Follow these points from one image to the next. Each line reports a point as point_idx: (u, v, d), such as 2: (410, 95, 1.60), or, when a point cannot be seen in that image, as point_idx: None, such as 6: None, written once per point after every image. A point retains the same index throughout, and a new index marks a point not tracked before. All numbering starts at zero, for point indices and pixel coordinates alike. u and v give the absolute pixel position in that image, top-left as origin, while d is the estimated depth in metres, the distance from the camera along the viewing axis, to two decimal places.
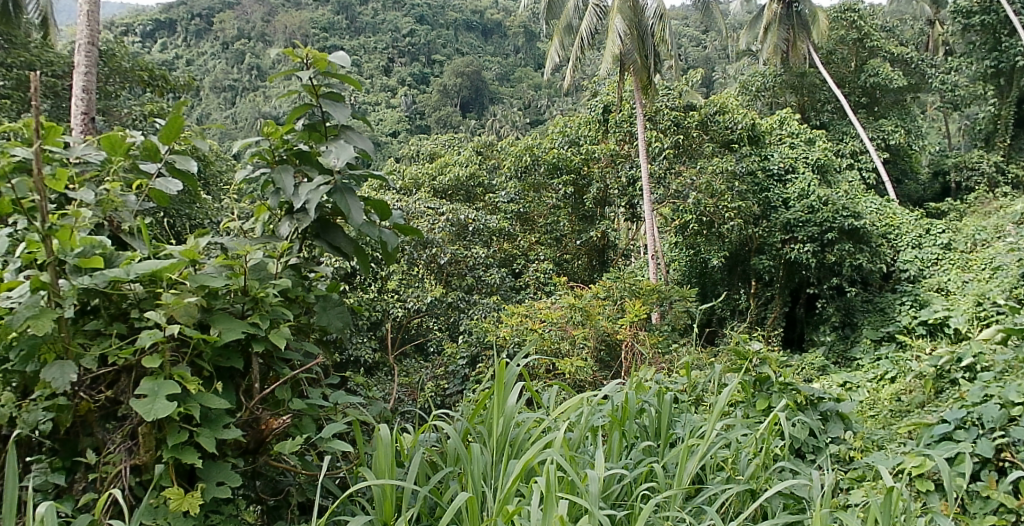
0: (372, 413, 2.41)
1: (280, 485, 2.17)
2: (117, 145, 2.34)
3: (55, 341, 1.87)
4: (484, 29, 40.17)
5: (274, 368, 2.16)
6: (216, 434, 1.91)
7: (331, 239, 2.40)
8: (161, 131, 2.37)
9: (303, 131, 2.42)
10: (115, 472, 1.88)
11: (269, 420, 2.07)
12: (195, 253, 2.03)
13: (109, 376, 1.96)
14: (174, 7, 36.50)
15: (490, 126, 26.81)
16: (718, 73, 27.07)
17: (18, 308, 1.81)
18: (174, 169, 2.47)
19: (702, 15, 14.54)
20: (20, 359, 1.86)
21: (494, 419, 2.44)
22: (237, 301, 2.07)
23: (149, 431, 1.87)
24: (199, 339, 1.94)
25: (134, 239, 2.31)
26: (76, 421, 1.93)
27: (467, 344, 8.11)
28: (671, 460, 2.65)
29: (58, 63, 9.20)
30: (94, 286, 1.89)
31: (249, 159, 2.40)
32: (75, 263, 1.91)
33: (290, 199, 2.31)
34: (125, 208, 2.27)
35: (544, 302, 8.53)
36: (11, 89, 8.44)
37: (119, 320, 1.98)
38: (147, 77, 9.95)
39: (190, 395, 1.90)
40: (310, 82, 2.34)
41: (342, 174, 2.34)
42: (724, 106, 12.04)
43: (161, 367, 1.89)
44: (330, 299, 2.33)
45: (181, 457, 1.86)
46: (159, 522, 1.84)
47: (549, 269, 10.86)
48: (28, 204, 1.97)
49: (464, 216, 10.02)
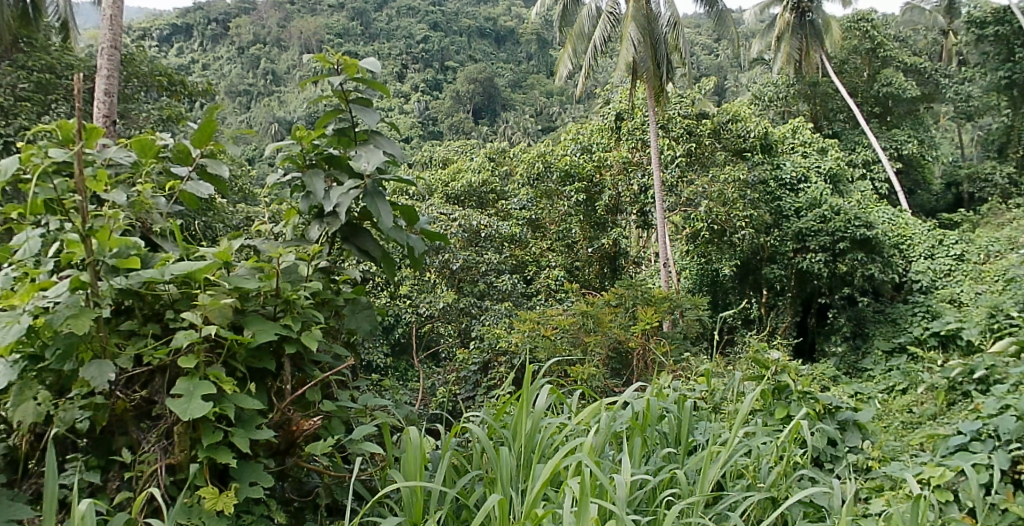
0: (398, 417, 2.44)
1: (307, 486, 2.18)
2: (147, 147, 2.41)
3: (92, 341, 1.90)
4: (496, 37, 39.68)
5: (304, 369, 2.16)
6: (250, 433, 1.91)
7: (360, 243, 2.41)
8: (193, 135, 2.42)
9: (334, 136, 2.43)
10: (150, 471, 1.89)
11: (300, 421, 2.07)
12: (228, 256, 2.06)
13: (143, 375, 1.98)
14: (190, 12, 36.72)
15: (503, 133, 26.76)
16: (730, 82, 27.04)
17: (59, 307, 1.84)
18: (205, 173, 2.51)
19: (715, 23, 14.52)
20: (57, 358, 1.88)
21: (520, 423, 2.46)
22: (268, 303, 2.08)
23: (184, 430, 1.89)
24: (234, 340, 1.95)
25: (165, 241, 2.36)
26: (112, 421, 1.95)
27: (479, 349, 8.21)
28: (692, 467, 2.67)
29: (78, 66, 9.24)
30: (130, 286, 1.93)
31: (280, 163, 2.43)
32: (112, 263, 1.93)
33: (321, 203, 2.33)
34: (155, 209, 2.33)
35: (556, 309, 8.51)
36: (32, 91, 8.51)
37: (153, 320, 2.01)
38: (166, 82, 10.09)
39: (225, 396, 1.91)
40: (340, 88, 2.37)
41: (372, 179, 2.36)
42: (736, 114, 12.16)
43: (198, 366, 1.90)
44: (358, 302, 2.34)
45: (216, 458, 1.87)
46: (193, 522, 1.83)
47: (560, 277, 10.97)
48: (68, 204, 2.05)
49: (477, 223, 10.04)
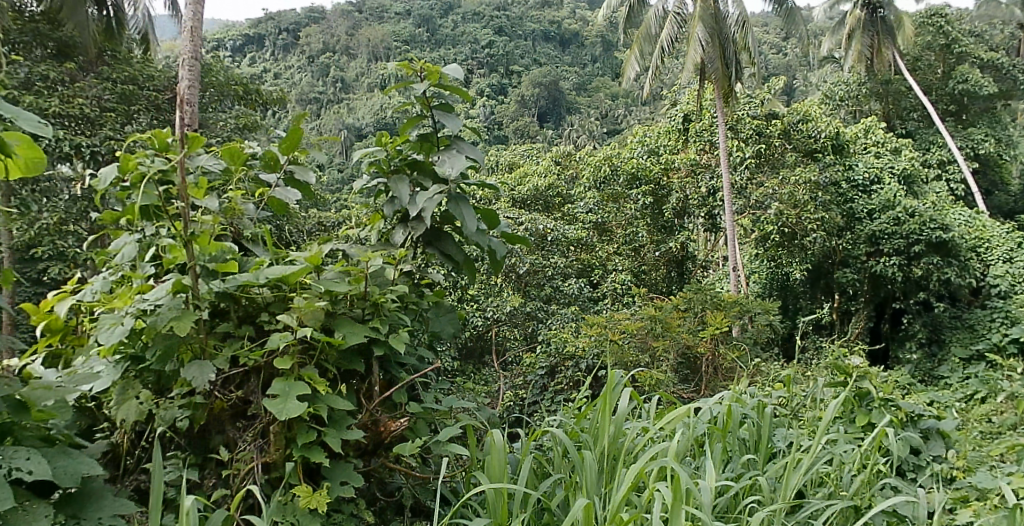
0: (482, 418, 2.51)
1: (391, 486, 2.22)
2: (236, 155, 2.47)
3: (193, 342, 1.99)
4: (561, 40, 39.21)
5: (390, 372, 2.22)
6: (341, 434, 1.95)
7: (443, 247, 2.46)
8: (280, 142, 2.48)
9: (416, 141, 2.46)
10: (247, 469, 1.95)
11: (388, 422, 2.15)
12: (319, 260, 2.09)
13: (238, 376, 2.05)
14: (262, 23, 37.64)
15: (567, 137, 26.67)
16: (799, 82, 26.43)
17: (162, 309, 1.94)
18: (292, 180, 2.59)
19: (783, 22, 14.23)
20: (159, 358, 1.98)
21: (602, 428, 2.44)
22: (357, 307, 2.13)
23: (280, 429, 1.95)
24: (325, 342, 2.00)
25: (255, 245, 2.44)
26: (210, 419, 2.03)
27: (545, 354, 8.04)
28: (772, 475, 2.61)
29: (158, 77, 9.58)
30: (227, 289, 2.01)
31: (365, 169, 2.49)
32: (211, 267, 2.02)
33: (407, 208, 2.38)
34: (246, 215, 2.39)
35: (623, 314, 8.42)
36: (116, 102, 8.86)
37: (247, 322, 2.09)
38: (241, 92, 10.40)
39: (318, 396, 1.96)
40: (423, 94, 2.43)
41: (456, 183, 2.41)
42: (807, 114, 11.90)
43: (292, 367, 1.96)
44: (442, 306, 2.42)
45: (310, 457, 1.91)
46: (288, 519, 1.88)
47: (627, 281, 10.88)
48: (170, 210, 2.20)
49: (543, 227, 10.06)
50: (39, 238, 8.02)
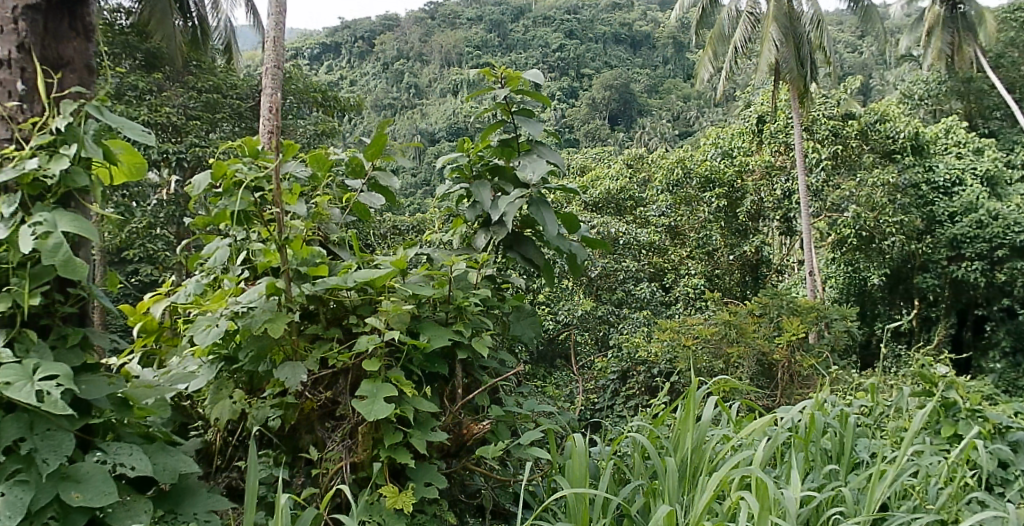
0: (561, 423, 2.55)
1: (472, 488, 2.27)
2: (322, 162, 2.55)
3: (284, 345, 2.12)
4: (632, 42, 38.41)
5: (474, 376, 2.28)
6: (425, 435, 2.02)
7: (524, 251, 2.51)
8: (365, 150, 2.54)
9: (497, 146, 2.53)
10: (336, 468, 2.05)
11: (470, 425, 2.16)
12: (404, 264, 2.19)
13: (327, 378, 2.16)
14: (338, 30, 38.36)
15: (639, 139, 26.39)
16: (878, 80, 25.57)
17: (256, 312, 2.04)
18: (376, 186, 2.65)
19: (859, 19, 13.83)
20: (251, 360, 2.12)
21: (683, 434, 2.41)
22: (441, 310, 2.21)
23: (368, 430, 2.05)
24: (411, 345, 2.06)
25: (342, 249, 2.55)
26: (300, 420, 2.14)
27: (618, 359, 8.00)
28: (855, 486, 2.53)
29: (241, 86, 9.94)
30: (316, 292, 2.09)
31: (448, 175, 2.54)
32: (303, 271, 2.14)
33: (489, 212, 2.44)
34: (332, 221, 2.55)
35: (697, 318, 8.29)
36: (201, 110, 9.22)
37: (335, 324, 2.20)
38: (320, 99, 10.69)
39: (404, 398, 2.01)
40: (504, 100, 2.50)
41: (537, 188, 2.44)
42: (885, 114, 11.55)
43: (380, 370, 2.03)
44: (523, 309, 2.49)
45: (396, 457, 1.99)
46: (375, 518, 1.93)
47: (700, 285, 10.73)
48: (266, 216, 2.35)
49: (614, 230, 10.02)
50: (131, 241, 8.37)
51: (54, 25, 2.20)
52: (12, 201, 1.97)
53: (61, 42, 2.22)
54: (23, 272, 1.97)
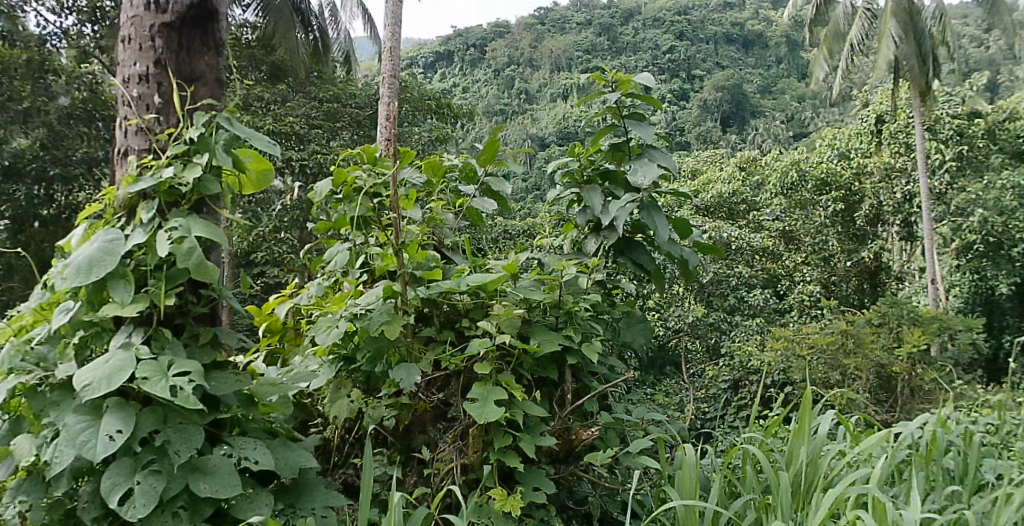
0: (672, 432, 2.52)
1: (579, 495, 2.30)
2: (436, 168, 2.77)
3: (401, 345, 2.31)
4: (745, 42, 37.03)
5: (582, 381, 2.36)
6: (534, 440, 2.07)
7: (634, 256, 2.52)
8: (478, 155, 2.72)
9: (608, 151, 2.56)
10: (447, 469, 2.16)
11: (579, 431, 2.25)
12: (514, 269, 2.30)
13: (440, 380, 2.40)
14: (450, 38, 39.00)
15: (752, 142, 25.53)
16: (1014, 74, 23.76)
17: (373, 313, 2.23)
18: (489, 191, 2.82)
19: (988, 12, 12.99)
20: (369, 359, 2.31)
21: (797, 449, 2.33)
22: (551, 315, 2.30)
23: (478, 433, 2.12)
24: (522, 349, 2.15)
25: (455, 252, 2.73)
26: (415, 420, 2.36)
27: (729, 367, 7.88)
28: (980, 510, 2.34)
29: (360, 95, 10.27)
30: (431, 295, 2.29)
31: (560, 180, 2.62)
32: (420, 274, 2.35)
33: (599, 216, 2.48)
34: (445, 224, 2.71)
35: (812, 327, 7.96)
36: (322, 120, 9.59)
37: (449, 327, 2.41)
38: (434, 106, 10.93)
39: (514, 402, 2.07)
40: (615, 103, 2.53)
41: (649, 192, 2.48)
42: (1016, 111, 10.88)
43: (491, 373, 2.11)
44: (633, 316, 2.57)
45: (505, 460, 2.04)
46: (484, 520, 1.98)
47: (817, 292, 10.29)
48: (385, 220, 2.53)
49: (727, 234, 9.79)
50: (258, 245, 8.78)
51: (189, 42, 2.34)
52: (150, 207, 2.10)
53: (195, 57, 2.35)
54: (159, 274, 2.09)
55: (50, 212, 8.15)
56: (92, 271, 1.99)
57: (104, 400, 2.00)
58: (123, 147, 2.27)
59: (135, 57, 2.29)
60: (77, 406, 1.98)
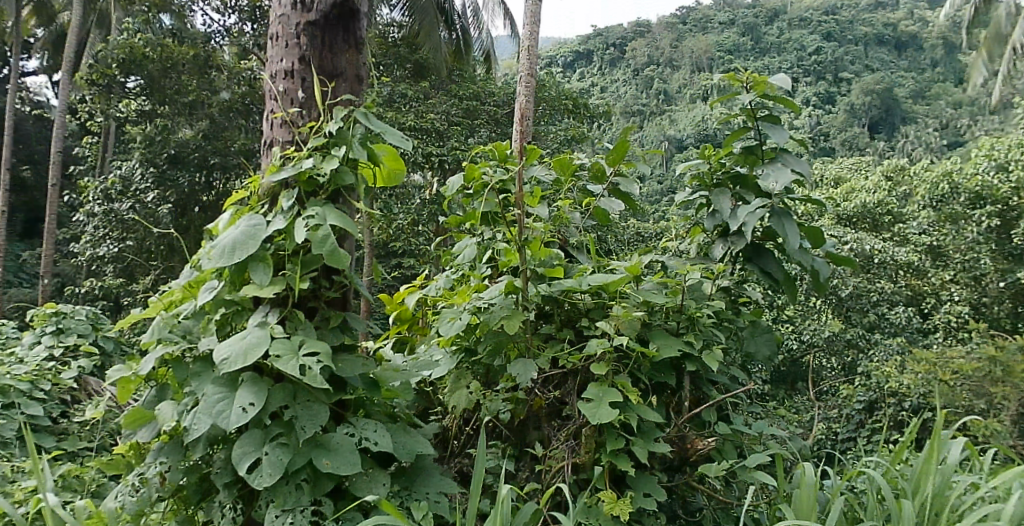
0: (792, 450, 2.50)
1: (693, 506, 2.35)
2: (566, 166, 2.81)
3: (520, 341, 2.44)
4: None
5: (701, 389, 2.45)
6: (647, 445, 2.20)
7: (763, 265, 2.53)
8: (607, 155, 2.72)
9: (741, 154, 2.56)
10: (559, 467, 2.28)
11: (695, 441, 2.29)
12: (638, 271, 2.42)
13: (557, 378, 2.46)
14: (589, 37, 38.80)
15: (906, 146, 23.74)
16: None
17: (496, 307, 2.40)
18: (616, 192, 2.82)
19: None
20: (489, 353, 2.45)
21: (923, 477, 2.18)
22: (673, 320, 2.41)
23: (592, 433, 2.26)
24: (641, 353, 2.30)
25: (579, 252, 2.77)
26: (530, 416, 2.44)
27: (865, 387, 7.30)
28: None
29: (499, 93, 10.37)
30: (553, 293, 2.44)
31: (689, 182, 2.63)
32: (541, 272, 2.47)
33: (727, 221, 2.48)
34: (571, 223, 2.77)
35: (958, 350, 7.38)
36: (461, 117, 9.78)
37: (568, 326, 2.51)
38: (571, 106, 10.94)
39: (630, 405, 2.24)
40: (749, 106, 2.52)
41: (780, 198, 2.48)
42: None
43: (608, 375, 2.26)
44: (758, 326, 2.56)
45: (617, 463, 2.18)
46: (592, 521, 2.09)
47: (968, 313, 9.52)
48: (509, 218, 2.55)
49: (869, 247, 9.29)
50: (396, 236, 9.05)
51: (332, 40, 2.46)
52: (290, 195, 2.24)
53: (337, 54, 2.47)
54: (296, 259, 2.22)
55: (209, 198, 8.81)
56: (235, 253, 2.13)
57: (239, 374, 2.14)
58: (270, 139, 2.44)
59: (282, 53, 2.44)
60: (216, 377, 2.13)
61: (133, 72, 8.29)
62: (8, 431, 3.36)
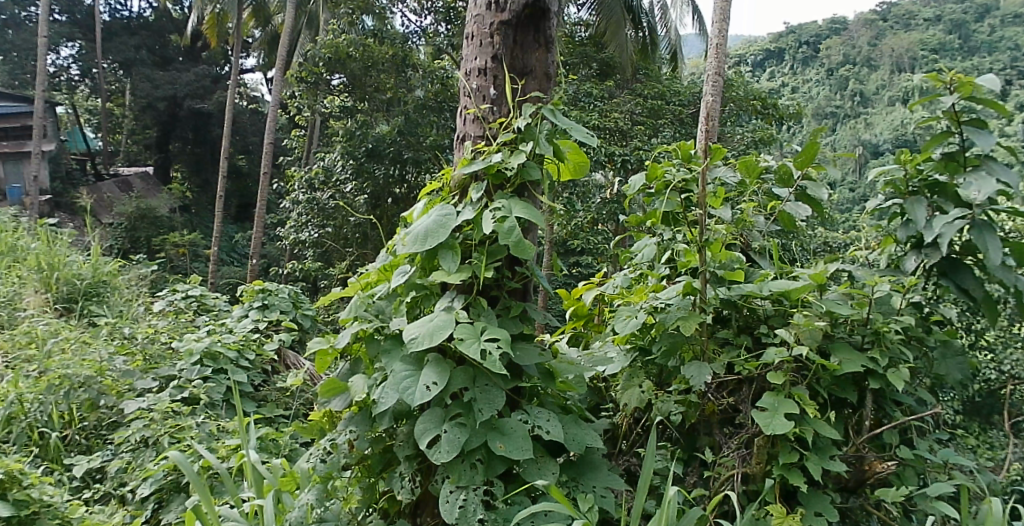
0: (983, 484, 2.34)
1: None
2: (751, 169, 2.75)
3: (695, 343, 2.44)
4: None
5: (885, 409, 2.36)
6: (822, 462, 2.19)
7: (959, 280, 2.42)
8: (795, 158, 2.64)
9: (940, 160, 2.44)
10: (727, 475, 2.30)
11: (873, 463, 2.25)
12: (823, 279, 2.37)
13: (732, 384, 2.44)
14: None
15: None
16: None
17: (673, 308, 2.43)
18: (804, 196, 2.71)
19: None
20: (663, 353, 2.47)
21: None
22: (857, 333, 2.35)
23: (764, 444, 2.26)
24: (820, 365, 2.27)
25: (762, 258, 2.72)
26: (701, 420, 2.44)
27: None
28: None
29: (684, 93, 10.34)
30: (731, 296, 2.43)
31: (882, 188, 2.53)
32: (719, 274, 2.46)
33: (922, 232, 2.38)
34: (755, 227, 2.70)
35: None
36: (646, 116, 9.70)
37: (745, 332, 2.48)
38: (759, 106, 10.64)
39: (806, 418, 2.22)
40: (951, 108, 2.39)
41: (982, 208, 2.36)
42: None
43: (784, 384, 2.27)
44: (950, 348, 2.43)
45: (789, 477, 2.19)
46: None
47: None
48: (690, 218, 2.60)
49: None
50: (575, 233, 9.02)
51: (523, 39, 2.55)
52: (479, 188, 2.34)
53: (528, 53, 2.56)
54: (482, 249, 2.32)
55: (402, 190, 9.14)
56: (427, 240, 2.26)
57: (425, 354, 2.27)
58: (463, 133, 2.56)
59: (477, 52, 2.56)
60: (404, 356, 2.27)
61: (338, 70, 8.94)
62: (217, 394, 3.69)
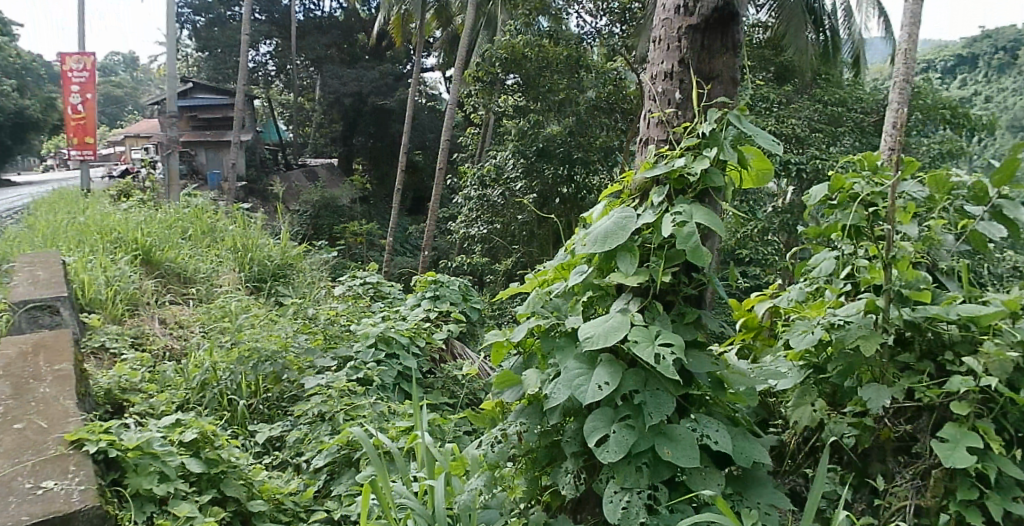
0: None
1: None
2: (942, 183, 2.60)
3: (873, 366, 2.35)
4: None
5: None
6: (1005, 503, 2.09)
7: None
8: (992, 174, 2.50)
9: None
10: (900, 505, 2.24)
11: None
12: (1017, 306, 2.28)
13: (911, 410, 2.32)
14: None
15: None
16: None
17: (853, 325, 2.34)
18: (998, 215, 2.52)
19: None
20: (839, 372, 2.40)
21: None
22: None
23: (941, 477, 2.18)
24: (1009, 398, 2.16)
25: (950, 280, 2.54)
26: (873, 446, 2.35)
27: None
28: None
29: (867, 101, 9.88)
30: (915, 318, 2.33)
31: None
32: (906, 293, 2.36)
33: None
34: (943, 246, 2.54)
35: None
36: (825, 123, 9.33)
37: (928, 357, 2.33)
38: (950, 115, 9.92)
39: (990, 455, 2.13)
40: None
41: None
42: None
43: (968, 416, 2.18)
44: None
45: (968, 516, 2.11)
46: None
47: None
48: (879, 232, 2.50)
49: None
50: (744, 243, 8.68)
51: (711, 43, 2.51)
52: (661, 192, 2.33)
53: (714, 57, 2.51)
54: (660, 253, 2.31)
55: (569, 191, 9.24)
56: (607, 242, 2.28)
57: (598, 354, 2.29)
58: (646, 137, 2.58)
59: (664, 56, 2.55)
60: (578, 354, 2.30)
61: (513, 70, 9.05)
62: (388, 377, 3.86)
